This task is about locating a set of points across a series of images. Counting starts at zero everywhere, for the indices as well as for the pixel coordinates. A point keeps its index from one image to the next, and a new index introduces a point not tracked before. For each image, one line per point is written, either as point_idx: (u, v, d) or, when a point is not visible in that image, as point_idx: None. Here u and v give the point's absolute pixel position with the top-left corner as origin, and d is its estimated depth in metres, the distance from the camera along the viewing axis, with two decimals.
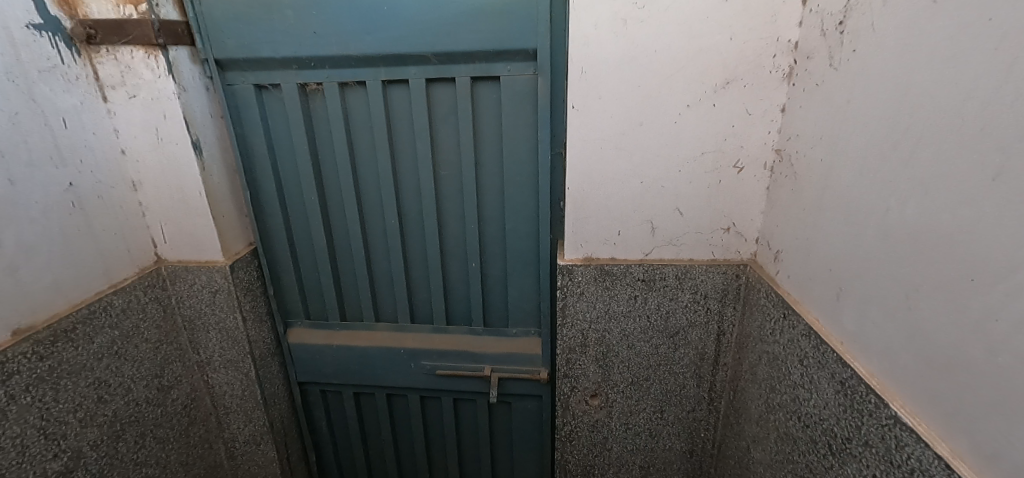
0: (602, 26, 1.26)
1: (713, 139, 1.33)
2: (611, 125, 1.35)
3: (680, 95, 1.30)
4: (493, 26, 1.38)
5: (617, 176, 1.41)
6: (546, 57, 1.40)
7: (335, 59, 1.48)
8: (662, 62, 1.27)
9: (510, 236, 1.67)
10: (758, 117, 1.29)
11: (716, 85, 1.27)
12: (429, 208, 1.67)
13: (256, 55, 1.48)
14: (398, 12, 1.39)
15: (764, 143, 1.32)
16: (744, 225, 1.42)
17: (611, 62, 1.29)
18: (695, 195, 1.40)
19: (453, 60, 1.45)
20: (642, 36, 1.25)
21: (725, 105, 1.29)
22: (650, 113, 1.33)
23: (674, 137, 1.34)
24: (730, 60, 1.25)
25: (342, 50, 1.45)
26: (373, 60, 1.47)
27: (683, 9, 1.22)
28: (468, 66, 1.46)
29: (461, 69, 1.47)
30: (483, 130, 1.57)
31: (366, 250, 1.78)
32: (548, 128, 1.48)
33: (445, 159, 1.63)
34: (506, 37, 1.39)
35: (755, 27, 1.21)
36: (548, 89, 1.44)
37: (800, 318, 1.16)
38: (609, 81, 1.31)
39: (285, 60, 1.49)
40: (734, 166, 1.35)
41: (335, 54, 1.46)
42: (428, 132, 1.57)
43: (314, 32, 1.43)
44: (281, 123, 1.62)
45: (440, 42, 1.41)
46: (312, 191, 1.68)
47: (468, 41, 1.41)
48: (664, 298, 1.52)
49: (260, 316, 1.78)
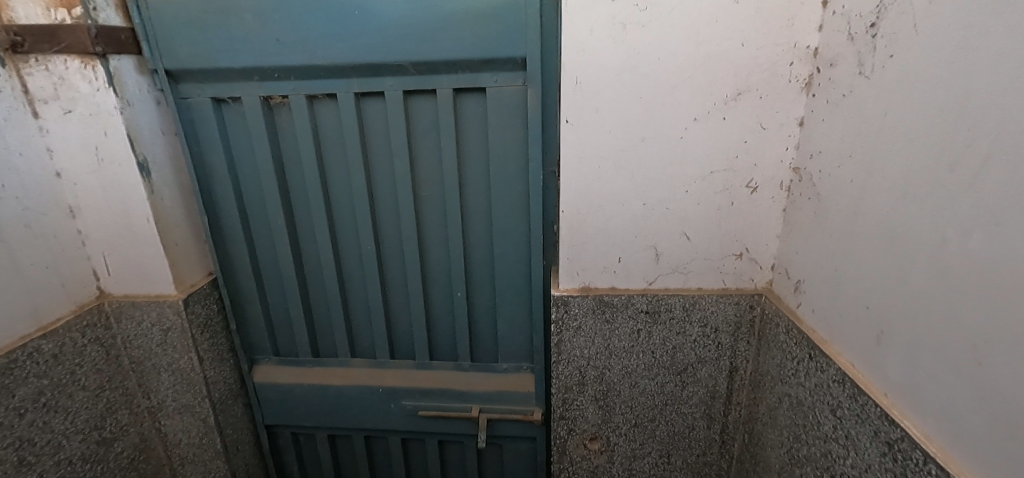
0: (599, 32, 1.12)
1: (724, 156, 1.19)
2: (610, 141, 1.21)
3: (686, 108, 1.16)
4: (477, 33, 1.24)
5: (616, 198, 1.27)
6: (537, 66, 1.26)
7: (301, 69, 1.32)
8: (665, 71, 1.14)
9: (498, 262, 1.51)
10: (772, 132, 1.16)
11: (726, 96, 1.14)
12: (409, 232, 1.51)
13: (210, 65, 1.32)
14: (370, 18, 1.24)
15: (780, 161, 1.18)
16: (759, 250, 1.27)
17: (608, 71, 1.15)
18: (704, 219, 1.26)
19: (432, 71, 1.31)
20: (643, 44, 1.12)
21: (737, 119, 1.16)
22: (653, 128, 1.19)
23: (679, 154, 1.21)
24: (741, 69, 1.11)
25: (308, 59, 1.30)
26: (343, 69, 1.32)
27: (690, 12, 1.09)
28: (450, 77, 1.32)
29: (442, 80, 1.32)
30: (467, 148, 1.42)
31: (340, 280, 1.61)
32: (539, 144, 1.33)
33: (426, 180, 1.48)
34: (491, 45, 1.24)
35: (769, 32, 1.08)
36: (540, 100, 1.30)
37: (830, 362, 1.01)
38: (607, 93, 1.17)
39: (246, 70, 1.33)
40: (746, 185, 1.21)
41: (301, 64, 1.30)
42: (407, 150, 1.42)
43: (277, 40, 1.28)
44: (244, 140, 1.46)
45: (418, 50, 1.26)
46: (279, 213, 1.52)
47: (449, 48, 1.25)
48: (670, 332, 1.36)
49: (221, 354, 1.60)
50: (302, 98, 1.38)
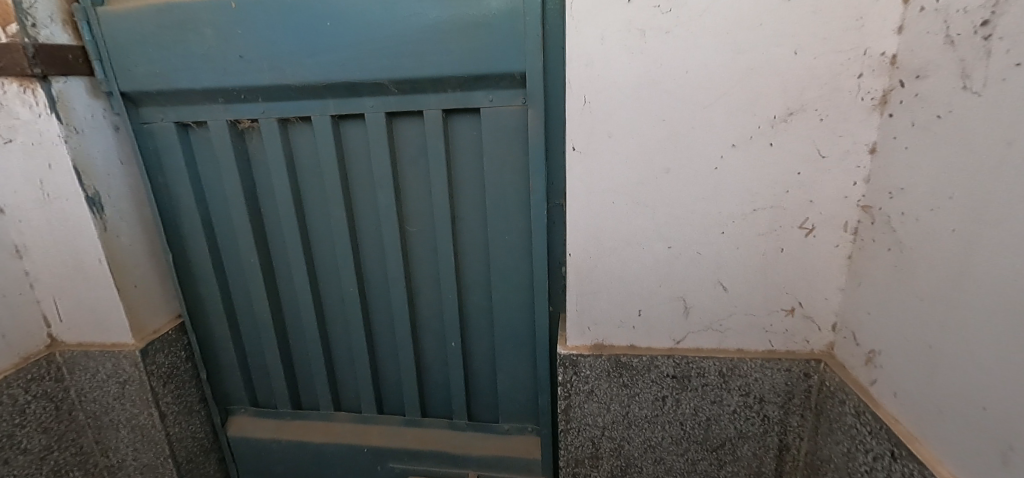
0: (611, 40, 0.91)
1: (771, 191, 0.96)
2: (627, 172, 0.99)
3: (722, 132, 0.94)
4: (466, 45, 1.04)
5: (635, 241, 1.04)
6: (538, 81, 1.05)
7: (269, 90, 1.15)
8: (695, 87, 0.92)
9: (497, 308, 1.30)
10: (834, 161, 0.91)
11: (773, 117, 0.91)
12: (394, 273, 1.31)
13: (169, 86, 1.16)
14: (344, 30, 1.07)
15: (845, 197, 0.93)
16: (815, 305, 1.02)
17: (624, 88, 0.94)
18: (745, 266, 1.02)
19: (418, 89, 1.12)
20: (666, 54, 0.91)
21: (787, 145, 0.92)
22: (680, 157, 0.97)
23: (713, 188, 0.98)
24: (793, 83, 0.88)
25: (276, 78, 1.13)
26: (316, 89, 1.14)
27: (726, 13, 0.87)
28: (438, 96, 1.12)
29: (430, 100, 1.13)
30: (461, 177, 1.23)
31: (321, 325, 1.42)
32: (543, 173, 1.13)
33: (414, 213, 1.28)
34: (484, 58, 1.05)
35: (830, 36, 0.85)
36: (543, 122, 1.09)
37: (923, 472, 0.75)
38: (623, 114, 0.96)
39: (208, 92, 1.17)
40: (799, 226, 0.97)
41: (268, 84, 1.13)
42: (391, 180, 1.23)
43: (240, 57, 1.12)
44: (213, 169, 1.30)
45: (399, 66, 1.08)
46: (251, 251, 1.35)
47: (435, 63, 1.06)
48: (703, 401, 1.12)
49: (189, 407, 1.43)
50: (273, 122, 1.21)
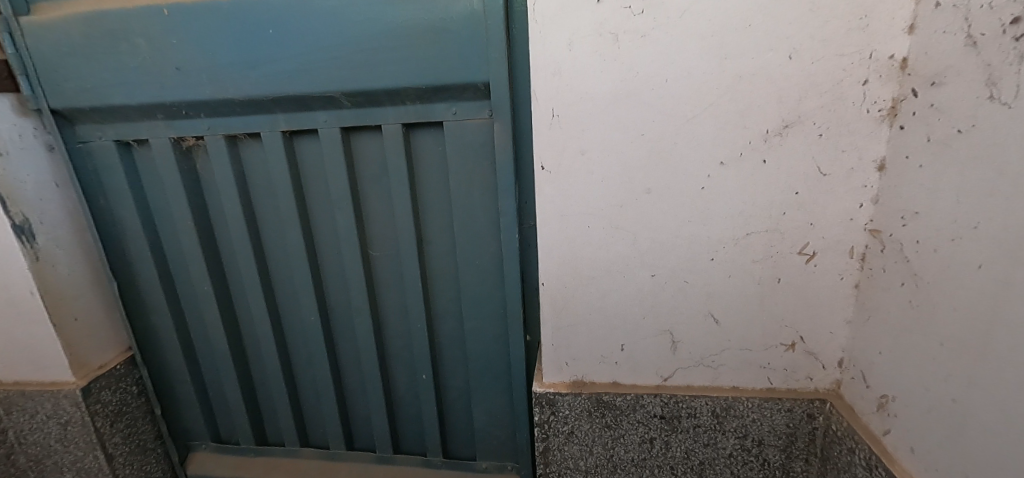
0: (580, 46, 0.80)
1: (766, 213, 0.85)
2: (603, 193, 0.89)
3: (708, 147, 0.83)
4: (422, 52, 0.93)
5: (615, 268, 0.94)
6: (504, 92, 0.95)
7: (211, 105, 1.05)
8: (676, 97, 0.81)
9: (470, 338, 1.19)
10: (837, 180, 0.80)
11: (766, 130, 0.80)
12: (358, 301, 1.20)
13: (103, 102, 1.06)
14: (287, 38, 0.96)
15: (850, 220, 0.82)
16: (818, 340, 0.91)
17: (596, 100, 0.83)
18: (738, 297, 0.91)
19: (373, 102, 1.01)
20: (643, 61, 0.80)
21: (783, 161, 0.81)
22: (662, 176, 0.86)
23: (701, 210, 0.87)
24: (789, 91, 0.77)
25: (217, 92, 1.02)
26: (262, 104, 1.04)
27: (710, 12, 0.75)
28: (396, 109, 1.02)
29: (388, 113, 1.03)
30: (426, 197, 1.12)
31: (283, 356, 1.32)
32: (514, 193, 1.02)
33: (377, 237, 1.17)
34: (443, 66, 0.94)
35: (830, 37, 0.73)
36: (512, 137, 0.98)
37: None
38: (596, 129, 0.85)
39: (146, 108, 1.06)
40: (799, 252, 0.86)
41: (209, 99, 1.03)
42: (351, 201, 1.12)
43: (177, 69, 1.01)
44: (159, 190, 1.20)
45: (350, 77, 0.97)
46: (203, 278, 1.24)
47: (389, 73, 0.95)
48: (694, 443, 1.01)
49: (143, 446, 1.33)
50: (219, 139, 1.10)
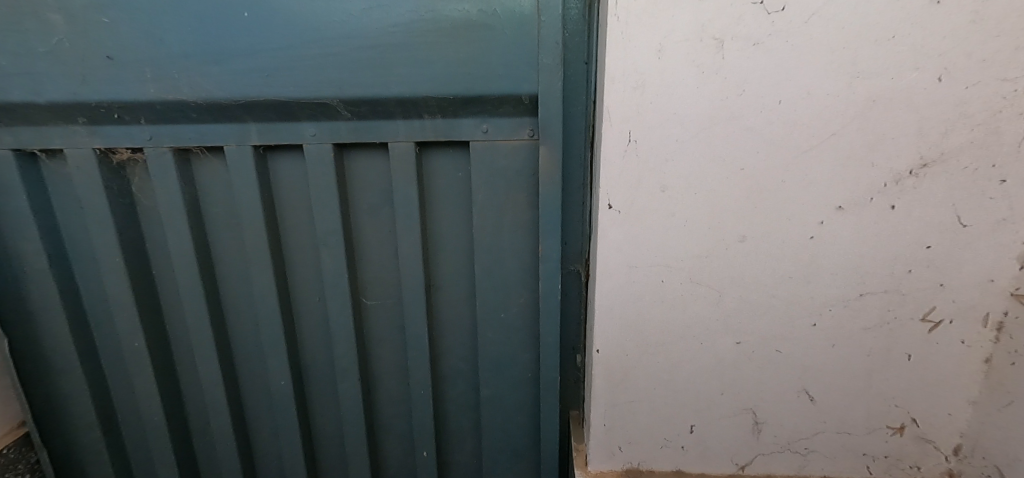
0: (673, 54, 0.62)
1: (887, 271, 0.68)
2: (685, 240, 0.70)
3: (827, 187, 0.65)
4: (452, 51, 0.72)
5: (691, 333, 0.74)
6: (556, 107, 0.75)
7: (155, 107, 0.78)
8: (790, 124, 0.63)
9: (487, 408, 0.95)
10: (981, 232, 0.64)
11: (899, 169, 0.64)
12: (345, 362, 0.95)
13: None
14: (267, 24, 0.72)
15: (990, 281, 0.66)
16: (934, 422, 0.74)
17: (687, 124, 0.65)
18: (841, 370, 0.74)
19: (379, 113, 0.78)
20: (752, 75, 0.62)
21: (916, 208, 0.65)
22: (763, 221, 0.68)
23: (806, 265, 0.69)
24: (934, 122, 0.61)
25: (165, 92, 0.76)
26: (226, 109, 0.78)
27: (846, 16, 0.59)
28: (410, 123, 0.79)
29: (398, 128, 0.79)
30: (440, 233, 0.89)
31: (240, 430, 1.03)
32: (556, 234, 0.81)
33: (373, 282, 0.93)
34: (479, 71, 0.72)
35: (995, 56, 0.58)
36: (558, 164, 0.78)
37: None
38: (683, 160, 0.66)
39: (59, 108, 0.78)
40: (922, 319, 0.70)
41: (153, 100, 0.77)
42: (341, 238, 0.87)
43: (108, 57, 0.74)
44: (76, 217, 0.90)
45: (353, 79, 0.73)
46: (133, 332, 0.94)
47: (405, 76, 0.73)
48: None
49: None
50: (165, 153, 0.83)
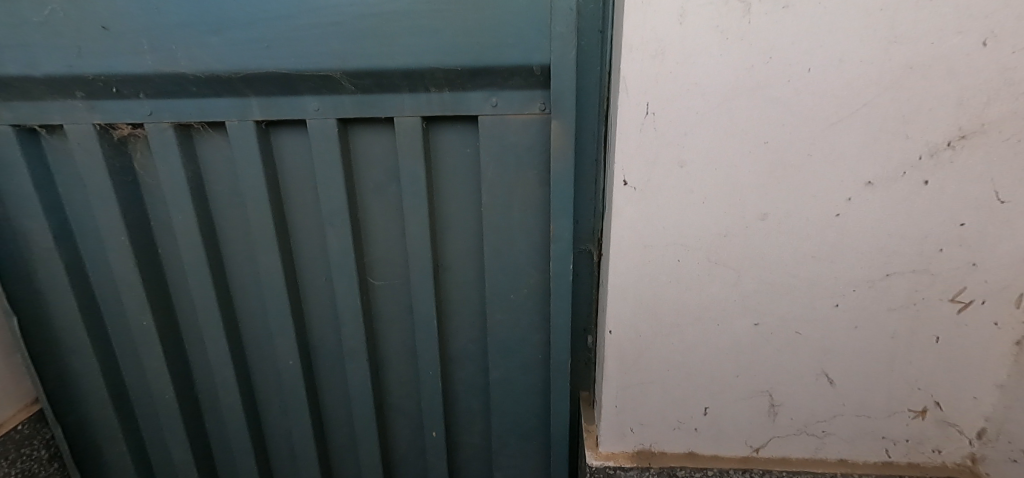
0: (695, 19, 0.58)
1: (915, 250, 0.65)
2: (703, 218, 0.67)
3: (855, 162, 0.62)
4: (459, 19, 0.68)
5: (707, 314, 0.72)
6: (568, 79, 0.71)
7: (152, 81, 0.75)
8: (819, 94, 0.60)
9: (496, 389, 0.94)
10: (1019, 210, 0.61)
11: (934, 142, 0.60)
12: (353, 343, 0.94)
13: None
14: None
15: None
16: (958, 407, 0.72)
17: (709, 94, 0.61)
18: (863, 353, 0.71)
19: (383, 86, 0.74)
20: (780, 41, 0.58)
21: (951, 184, 0.61)
22: (786, 197, 0.65)
23: (830, 244, 0.66)
24: (975, 91, 0.57)
25: (163, 64, 0.73)
26: (225, 82, 0.75)
27: None
28: (416, 97, 0.76)
29: (403, 102, 0.76)
30: (449, 212, 0.86)
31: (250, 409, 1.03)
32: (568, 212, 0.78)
33: (379, 262, 0.91)
34: (488, 40, 0.69)
35: None
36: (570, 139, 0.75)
37: None
38: (704, 133, 0.63)
39: (57, 82, 0.76)
40: (951, 300, 0.67)
41: (150, 73, 0.74)
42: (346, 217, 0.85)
43: (103, 28, 0.72)
44: (80, 195, 0.89)
45: (356, 50, 0.70)
46: (141, 311, 0.94)
47: (409, 46, 0.70)
48: None
49: None
50: (166, 129, 0.81)
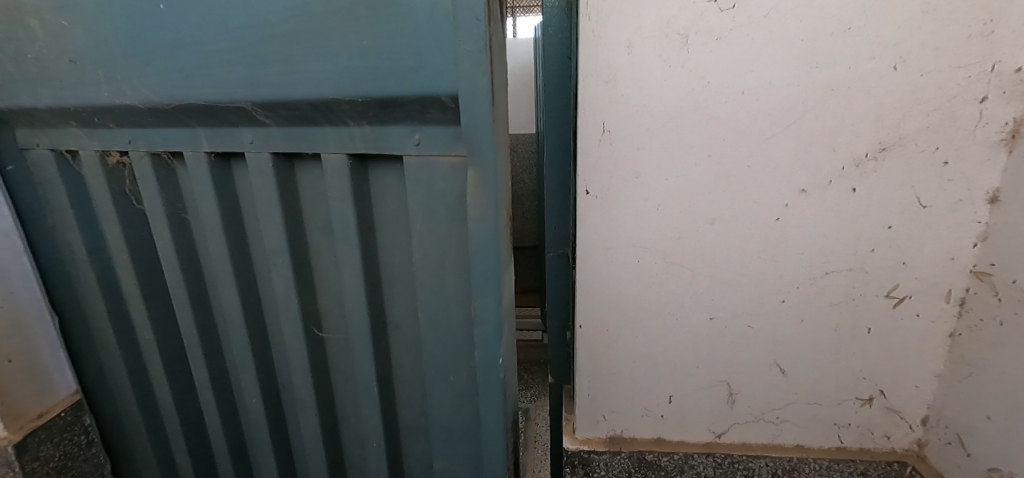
0: (641, 49, 0.67)
1: (850, 250, 0.72)
2: (658, 222, 0.75)
3: (789, 171, 0.70)
4: (354, 41, 0.57)
5: (666, 310, 0.80)
6: (485, 112, 0.56)
7: (117, 111, 0.75)
8: (753, 112, 0.68)
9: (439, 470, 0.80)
10: (940, 212, 0.68)
11: (858, 153, 0.67)
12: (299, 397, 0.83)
13: (13, 104, 0.80)
14: (184, 21, 0.63)
15: (951, 259, 0.70)
16: (902, 395, 0.78)
17: (657, 114, 0.70)
18: (811, 344, 0.78)
19: (303, 118, 0.65)
20: (715, 68, 0.66)
21: (877, 191, 0.68)
22: (730, 203, 0.73)
23: (774, 245, 0.74)
24: (890, 108, 0.64)
25: (115, 96, 0.72)
26: (170, 114, 0.71)
27: (804, 10, 0.63)
28: (336, 132, 0.65)
29: (327, 137, 0.66)
30: (390, 265, 0.73)
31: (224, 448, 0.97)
32: (503, 282, 0.64)
33: (330, 316, 0.79)
34: (388, 65, 0.57)
35: (947, 45, 0.61)
36: (495, 197, 0.60)
37: None
38: (654, 148, 0.72)
39: (57, 112, 0.79)
40: (886, 295, 0.73)
41: (111, 104, 0.73)
42: (296, 264, 0.76)
43: (71, 60, 0.72)
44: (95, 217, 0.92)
45: (270, 74, 0.62)
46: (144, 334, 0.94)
47: (311, 76, 0.60)
48: None
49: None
50: (143, 158, 0.80)
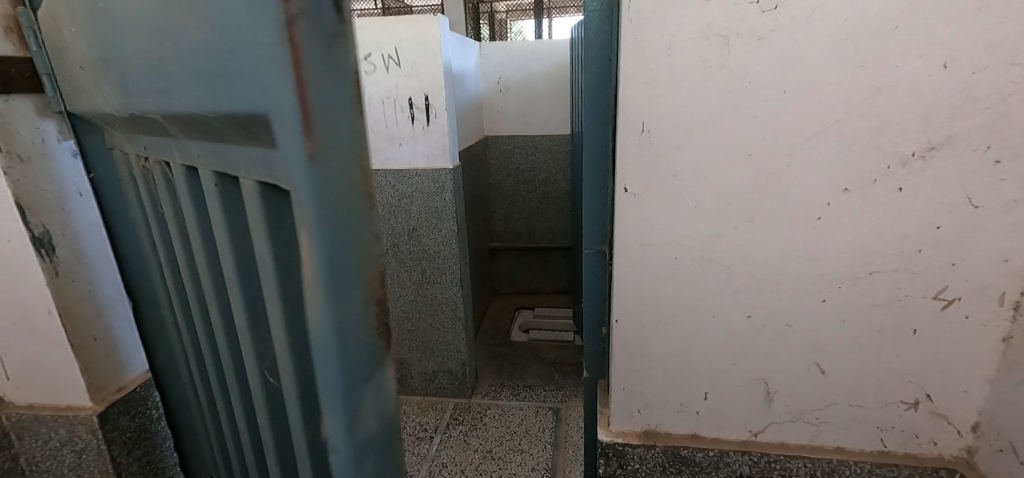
0: (680, 51, 0.69)
1: (895, 250, 0.71)
2: (695, 220, 0.77)
3: (831, 171, 0.70)
4: (185, 47, 0.39)
5: (703, 306, 0.81)
6: (290, 142, 0.32)
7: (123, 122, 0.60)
8: (794, 111, 0.68)
9: None
10: (992, 213, 0.66)
11: (904, 153, 0.67)
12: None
13: (73, 108, 0.73)
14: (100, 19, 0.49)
15: (1004, 261, 0.68)
16: (949, 400, 0.76)
17: (695, 114, 0.72)
18: (852, 345, 0.77)
19: (208, 132, 0.43)
20: (756, 68, 0.68)
21: (924, 190, 0.68)
22: (770, 202, 0.73)
23: (814, 244, 0.74)
24: (939, 107, 0.64)
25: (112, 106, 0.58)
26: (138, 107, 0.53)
27: (848, 9, 0.63)
28: (240, 152, 0.40)
29: (238, 158, 0.42)
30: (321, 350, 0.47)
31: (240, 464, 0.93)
32: (356, 395, 0.40)
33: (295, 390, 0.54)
34: (218, 68, 0.35)
35: (1001, 43, 0.60)
36: (325, 273, 0.36)
37: None
38: (692, 147, 0.73)
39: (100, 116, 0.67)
40: (933, 297, 0.72)
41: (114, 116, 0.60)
42: (249, 312, 0.51)
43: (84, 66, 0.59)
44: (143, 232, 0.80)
45: (162, 8, 0.39)
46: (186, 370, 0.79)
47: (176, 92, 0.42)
48: None
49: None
50: (155, 168, 0.61)
